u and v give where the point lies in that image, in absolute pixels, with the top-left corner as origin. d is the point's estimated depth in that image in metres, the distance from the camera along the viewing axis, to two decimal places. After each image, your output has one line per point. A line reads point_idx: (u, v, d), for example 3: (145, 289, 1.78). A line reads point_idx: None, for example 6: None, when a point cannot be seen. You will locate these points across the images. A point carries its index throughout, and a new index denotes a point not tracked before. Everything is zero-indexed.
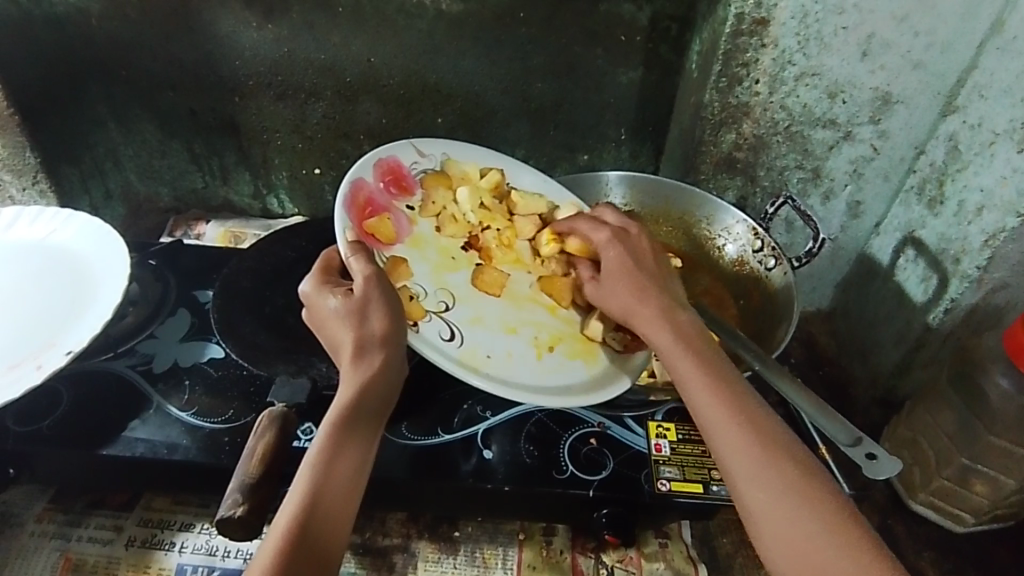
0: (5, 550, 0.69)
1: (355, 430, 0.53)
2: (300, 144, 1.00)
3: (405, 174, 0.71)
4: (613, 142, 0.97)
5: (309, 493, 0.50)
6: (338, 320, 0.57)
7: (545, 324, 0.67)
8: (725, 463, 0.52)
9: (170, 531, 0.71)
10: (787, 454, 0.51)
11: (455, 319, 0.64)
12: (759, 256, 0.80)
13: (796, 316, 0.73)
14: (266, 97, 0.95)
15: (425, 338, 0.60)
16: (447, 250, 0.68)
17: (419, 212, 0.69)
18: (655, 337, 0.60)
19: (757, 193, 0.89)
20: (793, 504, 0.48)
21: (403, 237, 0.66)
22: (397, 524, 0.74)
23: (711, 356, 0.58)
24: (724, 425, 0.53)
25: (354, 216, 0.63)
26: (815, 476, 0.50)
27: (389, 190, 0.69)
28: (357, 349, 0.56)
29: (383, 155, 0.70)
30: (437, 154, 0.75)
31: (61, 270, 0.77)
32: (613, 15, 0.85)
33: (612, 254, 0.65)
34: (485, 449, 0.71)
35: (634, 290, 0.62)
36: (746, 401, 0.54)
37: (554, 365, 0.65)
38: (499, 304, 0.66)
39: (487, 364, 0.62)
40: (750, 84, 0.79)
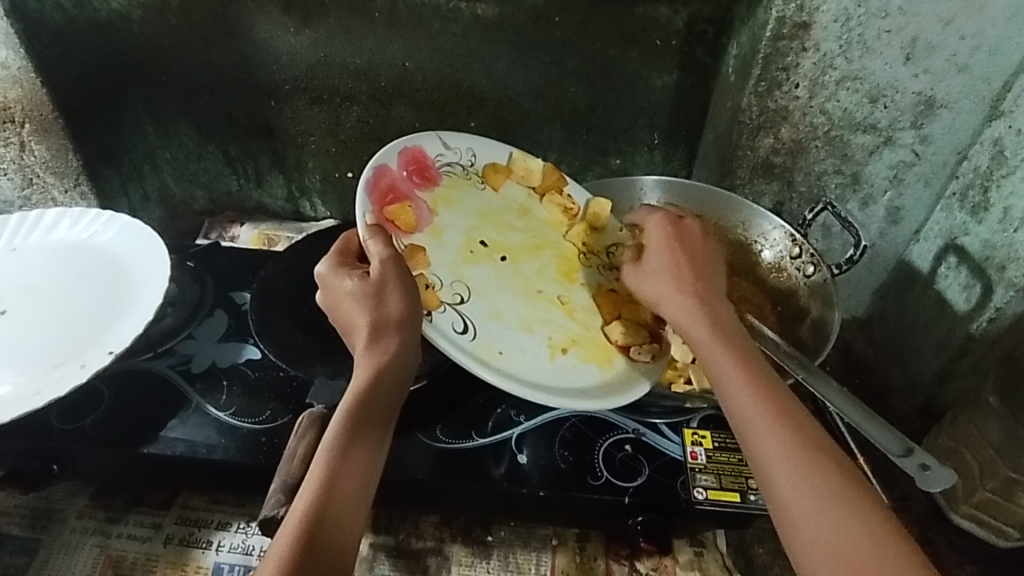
0: (49, 545, 0.71)
1: (369, 415, 0.54)
2: (333, 148, 1.01)
3: (429, 165, 0.71)
4: (646, 146, 0.97)
5: (322, 486, 0.50)
6: (353, 300, 0.58)
7: (560, 325, 0.66)
8: (762, 467, 0.51)
9: (208, 529, 0.72)
10: (825, 456, 0.50)
11: (470, 312, 0.62)
12: (798, 262, 0.80)
13: (837, 327, 0.72)
14: (302, 101, 0.96)
15: (439, 328, 0.59)
16: (467, 243, 0.67)
17: (440, 203, 0.69)
18: (694, 334, 0.59)
19: (796, 198, 0.88)
20: (832, 506, 0.48)
21: (423, 226, 0.66)
22: (431, 526, 0.74)
23: (745, 349, 0.58)
24: (766, 429, 0.52)
25: (375, 202, 0.63)
26: (851, 478, 0.50)
27: (412, 178, 0.69)
28: (374, 332, 0.56)
29: (407, 144, 0.71)
30: (463, 149, 0.75)
31: (104, 271, 0.79)
32: (649, 18, 0.85)
33: (661, 243, 0.64)
34: (518, 453, 0.71)
35: (673, 277, 0.62)
36: (785, 401, 0.54)
37: (566, 365, 0.64)
38: (515, 300, 0.65)
39: (499, 359, 0.61)
40: (790, 88, 0.79)
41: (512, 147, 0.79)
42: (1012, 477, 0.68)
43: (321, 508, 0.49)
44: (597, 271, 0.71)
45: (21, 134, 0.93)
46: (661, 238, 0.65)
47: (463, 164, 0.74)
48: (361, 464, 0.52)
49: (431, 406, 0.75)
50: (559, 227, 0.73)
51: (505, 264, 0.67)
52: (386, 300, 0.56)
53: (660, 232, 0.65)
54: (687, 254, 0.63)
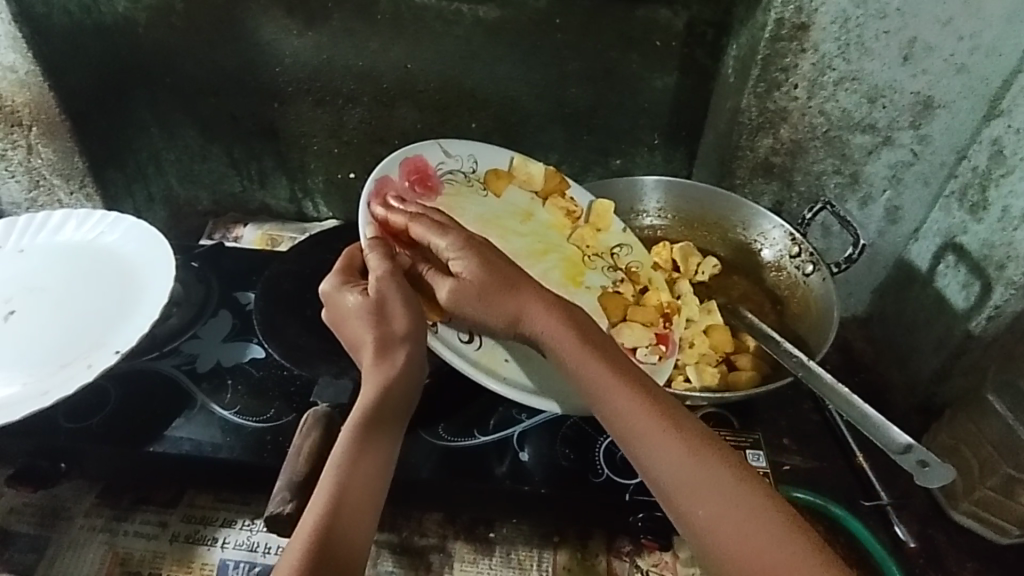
0: (57, 542, 0.72)
1: (377, 428, 0.55)
2: (337, 149, 1.01)
3: (430, 174, 0.73)
4: (647, 146, 0.98)
5: (332, 497, 0.51)
6: (357, 319, 0.58)
7: None
8: (660, 485, 0.50)
9: (213, 526, 0.73)
10: (716, 458, 0.50)
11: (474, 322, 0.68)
12: (797, 261, 0.80)
13: (836, 322, 0.72)
14: (305, 103, 0.97)
15: (444, 339, 0.66)
16: None
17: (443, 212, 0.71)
18: (561, 349, 0.57)
19: (795, 198, 0.88)
20: (732, 511, 0.48)
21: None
22: (435, 524, 0.74)
23: (611, 356, 0.56)
24: (648, 436, 0.52)
25: (377, 215, 0.65)
26: (740, 472, 0.50)
27: (414, 189, 0.71)
28: (381, 346, 0.57)
29: (408, 154, 0.72)
30: (464, 156, 0.76)
31: (110, 272, 0.80)
32: (649, 20, 0.85)
33: (464, 265, 0.58)
34: (520, 450, 0.72)
35: (520, 294, 0.58)
36: (662, 408, 0.53)
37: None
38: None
39: (503, 366, 0.68)
40: (789, 89, 0.80)
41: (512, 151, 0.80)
42: (1011, 474, 0.68)
43: (331, 519, 0.50)
44: (598, 275, 0.74)
45: (29, 137, 0.95)
46: (472, 259, 0.58)
47: (464, 171, 0.76)
48: (370, 474, 0.53)
49: (434, 404, 0.76)
50: (561, 230, 0.76)
51: None
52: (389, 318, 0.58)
53: (461, 247, 0.59)
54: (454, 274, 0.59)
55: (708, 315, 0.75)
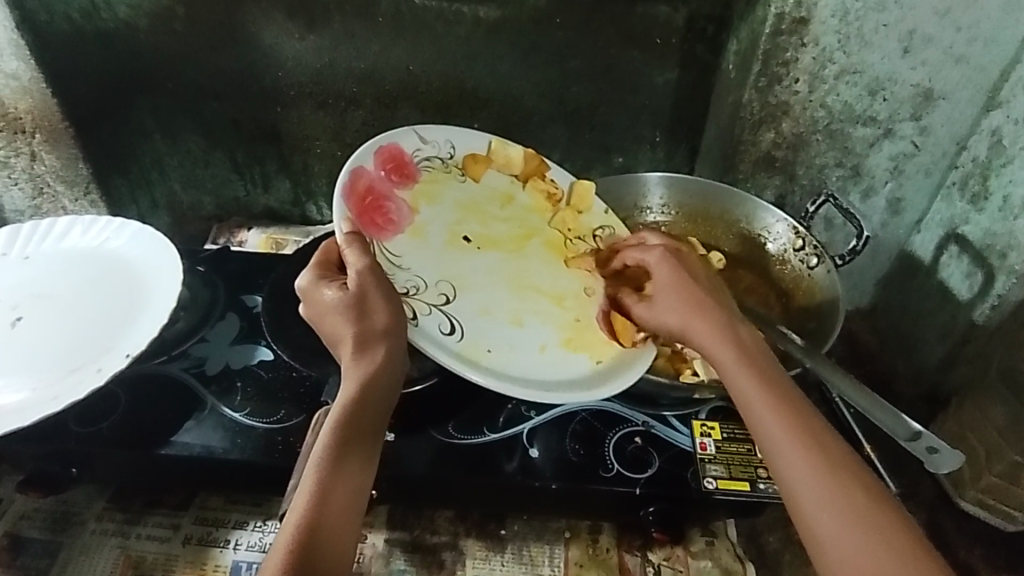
0: (71, 547, 0.72)
1: (358, 425, 0.55)
2: (340, 151, 1.02)
3: (406, 162, 0.71)
4: (648, 143, 0.98)
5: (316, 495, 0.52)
6: (331, 309, 0.58)
7: (551, 316, 0.68)
8: (792, 492, 0.52)
9: (225, 528, 0.73)
10: (856, 481, 0.51)
11: (456, 312, 0.64)
12: (801, 254, 0.81)
13: (842, 315, 0.73)
14: (308, 106, 0.97)
15: (424, 331, 0.61)
16: (452, 238, 0.69)
17: (420, 200, 0.70)
18: (719, 356, 0.59)
19: (798, 192, 0.89)
20: (864, 533, 0.48)
21: (405, 227, 0.67)
22: (446, 521, 0.75)
23: (769, 369, 0.58)
24: (794, 452, 0.53)
25: (354, 207, 0.64)
26: (881, 502, 0.50)
27: (390, 178, 0.69)
28: (359, 342, 0.57)
29: (383, 142, 0.70)
30: (440, 142, 0.75)
31: (116, 277, 0.80)
32: (649, 17, 0.86)
33: (665, 271, 0.65)
34: (529, 447, 0.72)
35: (698, 305, 0.62)
36: (809, 422, 0.54)
37: (555, 357, 0.66)
38: (503, 294, 0.68)
39: (488, 357, 0.63)
40: (790, 83, 0.81)
41: (490, 134, 0.79)
42: (1016, 460, 0.68)
43: (314, 516, 0.51)
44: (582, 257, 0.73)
45: (32, 144, 0.96)
46: (669, 273, 0.65)
47: (442, 157, 0.74)
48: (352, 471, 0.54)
49: (442, 402, 0.76)
50: (542, 213, 0.76)
51: (494, 258, 0.69)
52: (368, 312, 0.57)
53: (662, 261, 0.66)
54: (670, 275, 0.64)
55: None
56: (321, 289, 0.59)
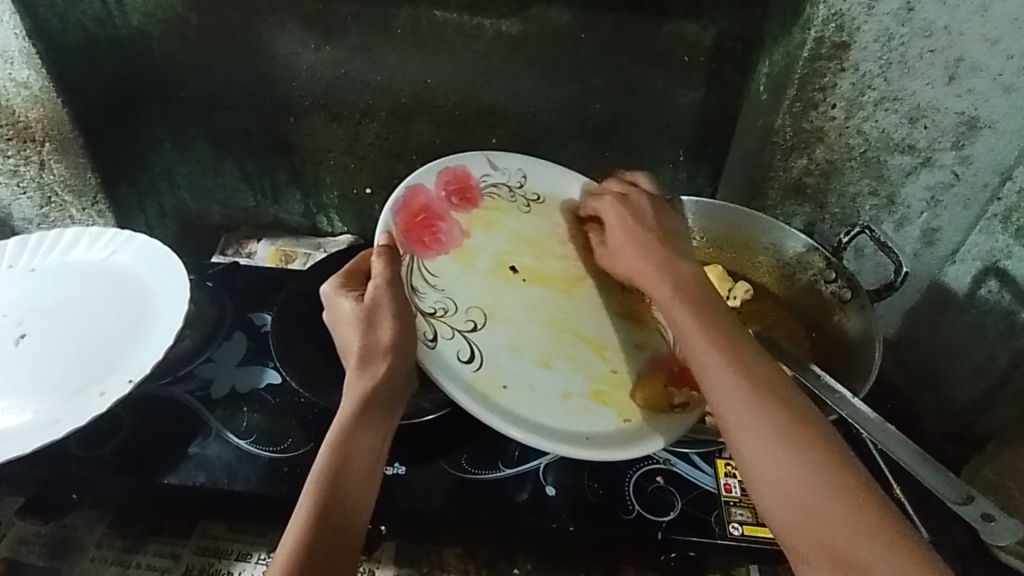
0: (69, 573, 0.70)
1: (360, 432, 0.52)
2: (352, 164, 0.99)
3: (472, 186, 0.69)
4: (670, 163, 0.95)
5: (315, 510, 0.48)
6: (348, 324, 0.57)
7: (586, 363, 0.63)
8: (714, 406, 0.51)
9: (228, 560, 0.70)
10: (771, 388, 0.50)
11: (481, 341, 0.60)
12: (833, 287, 0.77)
13: (881, 355, 0.70)
14: (321, 118, 0.94)
15: (440, 355, 0.58)
16: (497, 267, 0.65)
17: (476, 225, 0.67)
18: (655, 289, 0.59)
19: (827, 219, 0.86)
20: (775, 434, 0.48)
21: (451, 248, 0.64)
22: (456, 558, 0.71)
23: (699, 297, 0.58)
24: (721, 380, 0.51)
25: (401, 222, 0.63)
26: (793, 405, 0.50)
27: (451, 199, 0.67)
28: (364, 356, 0.55)
29: (451, 164, 0.69)
30: (512, 170, 0.72)
31: (122, 293, 0.78)
32: (676, 35, 0.83)
33: (615, 221, 0.65)
34: (546, 483, 0.69)
35: (641, 245, 0.62)
36: (733, 338, 0.54)
37: (576, 408, 0.61)
38: (535, 333, 0.63)
39: (502, 394, 0.59)
40: (826, 110, 0.76)
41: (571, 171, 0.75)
42: None
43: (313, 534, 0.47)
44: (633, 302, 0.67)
45: (41, 153, 0.93)
46: (616, 218, 0.65)
47: (511, 185, 0.71)
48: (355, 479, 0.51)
49: (454, 433, 0.73)
50: None
51: (538, 293, 0.65)
52: (376, 324, 0.56)
53: (617, 208, 0.66)
54: (623, 219, 0.65)
55: None
56: (340, 300, 0.59)
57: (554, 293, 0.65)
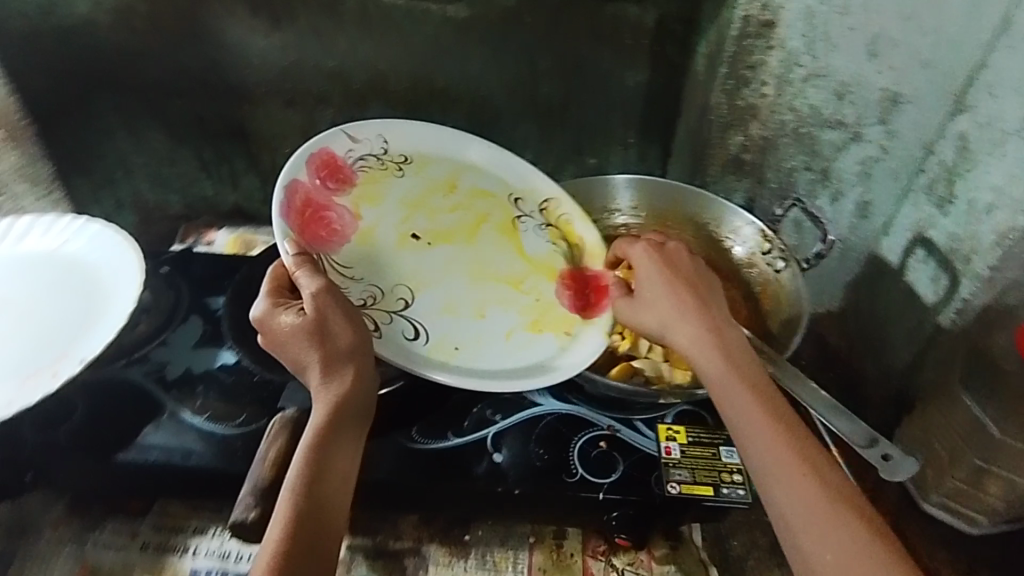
0: (36, 546, 0.71)
1: (335, 444, 0.56)
2: None
3: (339, 165, 0.73)
4: (621, 143, 0.98)
5: (292, 517, 0.52)
6: (293, 339, 0.58)
7: (511, 301, 0.72)
8: (789, 520, 0.52)
9: (185, 534, 0.72)
10: (850, 509, 0.51)
11: (417, 313, 0.68)
12: (768, 257, 0.81)
13: (806, 320, 0.73)
14: (275, 104, 0.95)
15: (389, 339, 0.65)
16: (402, 236, 0.72)
17: (361, 203, 0.73)
18: (708, 371, 0.60)
19: (766, 193, 0.92)
20: (862, 564, 0.49)
21: (350, 233, 0.70)
22: (411, 526, 0.74)
23: (763, 388, 0.59)
24: (792, 480, 0.53)
25: (294, 224, 0.65)
26: (872, 530, 0.51)
27: (326, 184, 0.71)
28: (328, 365, 0.58)
29: (313, 149, 0.71)
30: (372, 138, 0.76)
31: (74, 281, 0.78)
32: (619, 17, 0.85)
33: (649, 268, 0.67)
34: (495, 452, 0.72)
35: (681, 309, 0.64)
36: (800, 443, 0.55)
37: (522, 342, 0.70)
38: (463, 288, 0.71)
39: (457, 355, 0.67)
40: (758, 86, 0.86)
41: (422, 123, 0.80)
42: (979, 465, 0.71)
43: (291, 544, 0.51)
44: (535, 238, 0.78)
45: None
46: (655, 263, 0.67)
47: (376, 154, 0.76)
48: (322, 500, 0.54)
49: (407, 405, 0.75)
50: (485, 197, 0.79)
51: (448, 251, 0.73)
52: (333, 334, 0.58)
53: (648, 258, 0.68)
54: (671, 274, 0.66)
55: None
56: (272, 320, 0.60)
57: (466, 248, 0.74)
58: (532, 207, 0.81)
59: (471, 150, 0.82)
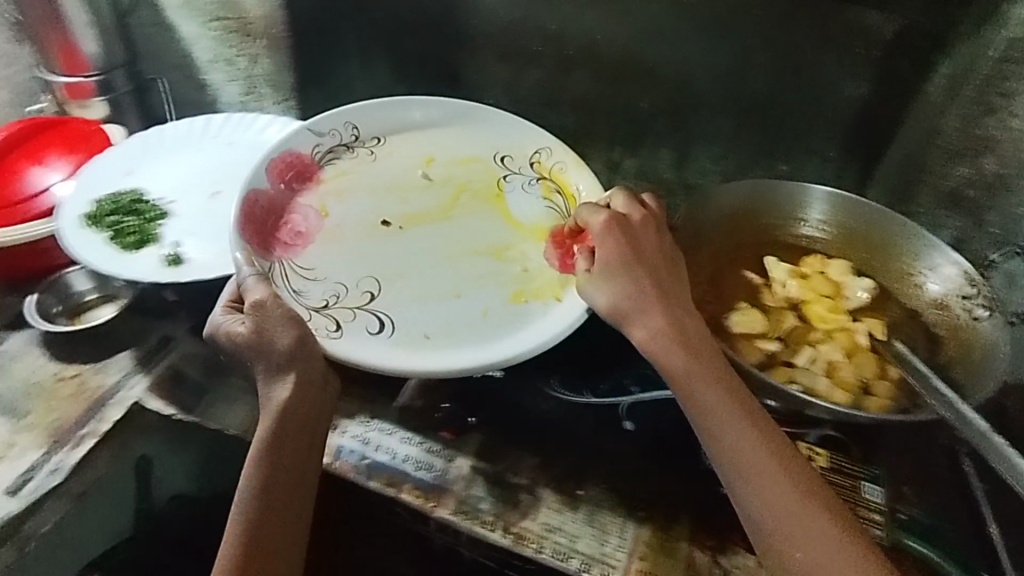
0: (216, 394, 0.80)
1: (278, 451, 0.66)
2: (508, 105, 1.06)
3: (303, 167, 0.89)
4: (820, 156, 0.93)
5: (246, 516, 0.63)
6: (244, 348, 0.70)
7: (491, 279, 0.82)
8: None
9: (337, 415, 0.79)
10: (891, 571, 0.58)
11: (381, 306, 0.79)
12: (967, 303, 0.75)
13: (999, 382, 0.67)
14: (490, 56, 1.02)
15: (358, 338, 0.75)
16: (374, 224, 0.86)
17: (328, 200, 0.88)
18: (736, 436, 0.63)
19: (981, 236, 0.87)
20: None
21: (315, 234, 0.84)
22: (531, 467, 0.76)
23: (785, 459, 0.62)
24: (842, 557, 0.57)
25: (245, 222, 0.81)
26: None
27: (289, 186, 0.87)
28: (273, 374, 0.69)
29: (273, 155, 0.88)
30: (338, 130, 0.93)
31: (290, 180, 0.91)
32: (855, 22, 0.82)
33: (607, 247, 0.71)
34: (626, 420, 0.78)
35: (714, 360, 0.67)
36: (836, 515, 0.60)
37: (497, 317, 0.79)
38: (447, 273, 0.82)
39: (423, 341, 0.76)
40: (1005, 118, 0.81)
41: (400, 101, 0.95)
42: None
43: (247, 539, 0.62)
44: (523, 208, 0.89)
45: (255, 49, 1.07)
46: (611, 243, 0.71)
47: (344, 142, 0.93)
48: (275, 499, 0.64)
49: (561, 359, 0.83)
50: (484, 188, 0.91)
51: (431, 241, 0.85)
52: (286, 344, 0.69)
53: (607, 229, 0.72)
54: (634, 253, 0.71)
55: (851, 334, 0.75)
56: (219, 330, 0.72)
57: (433, 231, 0.86)
58: (517, 167, 0.93)
59: (416, 114, 0.96)
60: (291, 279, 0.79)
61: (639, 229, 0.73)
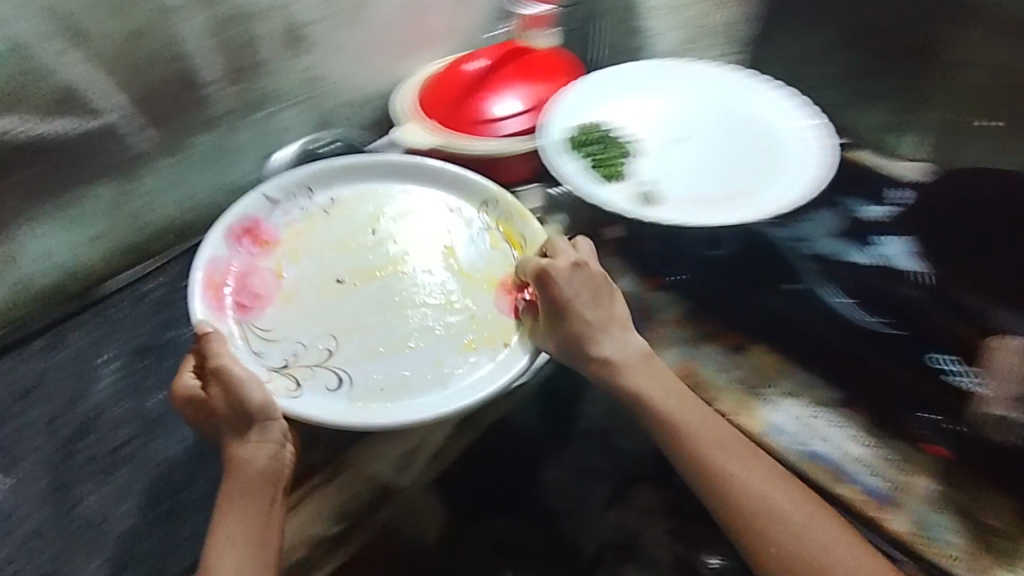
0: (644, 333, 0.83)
1: (234, 521, 0.61)
2: (986, 85, 0.98)
3: (260, 229, 0.77)
4: None
5: None
6: (217, 416, 0.64)
7: (449, 321, 0.73)
8: None
9: (771, 391, 0.79)
10: None
11: (340, 363, 0.69)
12: None
13: None
14: (987, 27, 0.97)
15: (313, 399, 0.66)
16: (324, 278, 0.75)
17: (284, 262, 0.76)
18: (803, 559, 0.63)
19: None
20: None
21: (271, 295, 0.73)
22: (1006, 511, 0.69)
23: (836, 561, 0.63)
24: None
25: (205, 297, 0.70)
26: None
27: (245, 247, 0.76)
28: (242, 424, 0.63)
29: (229, 220, 0.76)
30: (294, 193, 0.81)
31: (758, 135, 0.89)
32: None
33: (552, 291, 0.71)
34: None
35: (730, 452, 0.68)
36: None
37: (451, 365, 0.70)
38: (376, 326, 0.72)
39: (381, 400, 0.67)
40: None
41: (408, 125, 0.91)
42: None
43: None
44: (475, 254, 0.79)
45: None
46: (581, 284, 0.72)
47: (300, 206, 0.80)
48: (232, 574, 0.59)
49: None
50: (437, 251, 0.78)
51: (364, 304, 0.73)
52: (243, 413, 0.63)
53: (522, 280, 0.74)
54: (548, 301, 0.72)
55: None
56: (185, 392, 0.65)
57: (367, 310, 0.73)
58: (485, 219, 0.82)
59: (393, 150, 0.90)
60: (250, 342, 0.69)
61: (566, 279, 0.72)
